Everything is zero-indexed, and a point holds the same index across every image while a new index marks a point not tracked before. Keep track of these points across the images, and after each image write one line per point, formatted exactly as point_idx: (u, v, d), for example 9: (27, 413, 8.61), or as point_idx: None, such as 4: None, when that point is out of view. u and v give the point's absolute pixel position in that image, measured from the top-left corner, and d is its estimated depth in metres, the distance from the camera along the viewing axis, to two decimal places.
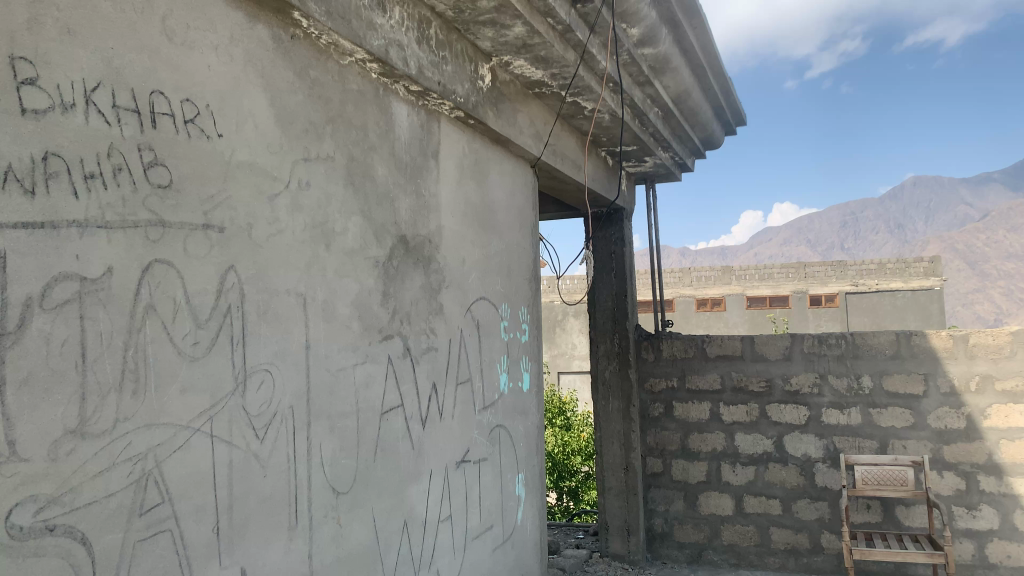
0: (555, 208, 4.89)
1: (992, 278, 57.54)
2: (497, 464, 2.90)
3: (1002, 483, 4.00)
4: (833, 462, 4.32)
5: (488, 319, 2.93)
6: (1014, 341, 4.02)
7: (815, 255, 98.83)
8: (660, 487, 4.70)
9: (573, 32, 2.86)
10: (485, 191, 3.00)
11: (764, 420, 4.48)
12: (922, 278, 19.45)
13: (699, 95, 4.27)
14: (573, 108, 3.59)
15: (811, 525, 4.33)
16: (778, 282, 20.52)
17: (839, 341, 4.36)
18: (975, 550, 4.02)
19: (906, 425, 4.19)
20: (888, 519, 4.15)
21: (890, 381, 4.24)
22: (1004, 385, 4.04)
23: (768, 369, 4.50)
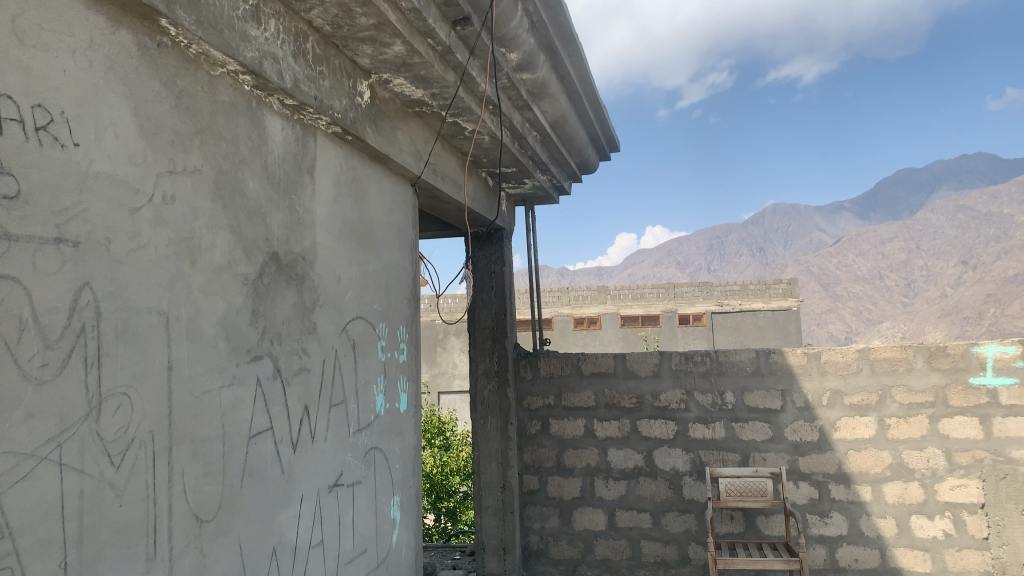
0: (435, 227, 4.88)
1: (843, 300, 61.78)
2: (372, 486, 2.85)
3: (849, 491, 4.29)
4: (699, 475, 4.49)
5: (365, 338, 2.89)
6: (860, 357, 4.35)
7: (685, 276, 103.23)
8: (536, 505, 4.75)
9: (453, 53, 2.88)
10: (363, 208, 2.96)
11: (635, 435, 4.61)
12: (780, 299, 20.63)
13: (575, 120, 4.40)
14: (453, 128, 3.61)
15: (679, 537, 4.49)
16: (649, 302, 21.35)
17: (704, 358, 4.56)
18: (827, 555, 4.28)
19: (765, 438, 4.43)
20: (750, 528, 4.35)
21: (750, 397, 4.48)
22: (851, 399, 4.34)
23: (639, 386, 4.65)
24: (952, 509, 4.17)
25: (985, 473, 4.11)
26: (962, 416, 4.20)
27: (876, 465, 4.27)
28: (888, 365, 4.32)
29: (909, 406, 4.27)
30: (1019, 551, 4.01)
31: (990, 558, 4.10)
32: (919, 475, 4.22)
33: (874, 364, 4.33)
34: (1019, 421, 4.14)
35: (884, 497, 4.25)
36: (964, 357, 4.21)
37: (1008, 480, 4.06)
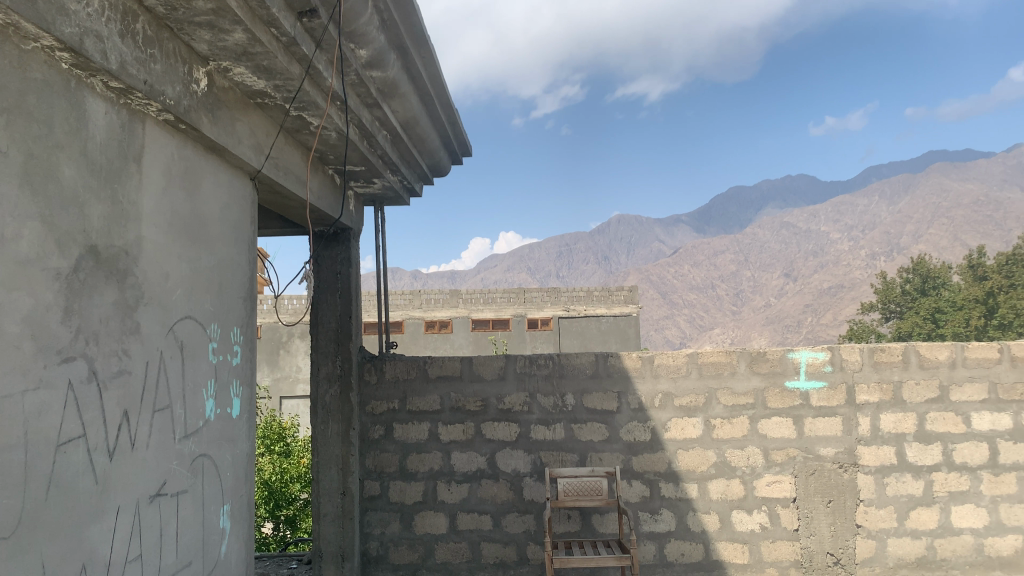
0: (278, 224, 4.71)
1: (680, 307, 65.21)
2: (199, 495, 2.70)
3: (678, 488, 4.52)
4: (538, 476, 4.59)
5: (194, 339, 2.73)
6: (690, 361, 4.59)
7: (535, 282, 105.50)
8: (376, 510, 4.66)
9: (298, 45, 2.79)
10: (196, 202, 2.80)
11: (479, 438, 4.64)
12: (622, 305, 21.56)
13: (427, 122, 4.38)
14: (297, 122, 3.49)
15: (519, 538, 4.56)
16: (500, 306, 21.63)
17: (547, 361, 4.66)
18: (656, 551, 4.48)
19: (601, 438, 4.58)
20: (585, 527, 4.48)
21: (589, 399, 4.62)
22: (681, 401, 4.58)
23: (484, 389, 4.68)
24: (768, 503, 4.50)
25: (797, 469, 4.50)
26: (779, 416, 4.54)
27: (702, 463, 4.52)
28: (714, 369, 4.58)
29: (733, 407, 4.55)
30: (823, 541, 4.46)
31: (799, 548, 4.47)
32: (740, 473, 4.51)
33: (702, 367, 4.58)
34: (826, 421, 4.53)
35: (709, 494, 4.51)
36: (781, 362, 4.55)
37: (816, 475, 4.49)
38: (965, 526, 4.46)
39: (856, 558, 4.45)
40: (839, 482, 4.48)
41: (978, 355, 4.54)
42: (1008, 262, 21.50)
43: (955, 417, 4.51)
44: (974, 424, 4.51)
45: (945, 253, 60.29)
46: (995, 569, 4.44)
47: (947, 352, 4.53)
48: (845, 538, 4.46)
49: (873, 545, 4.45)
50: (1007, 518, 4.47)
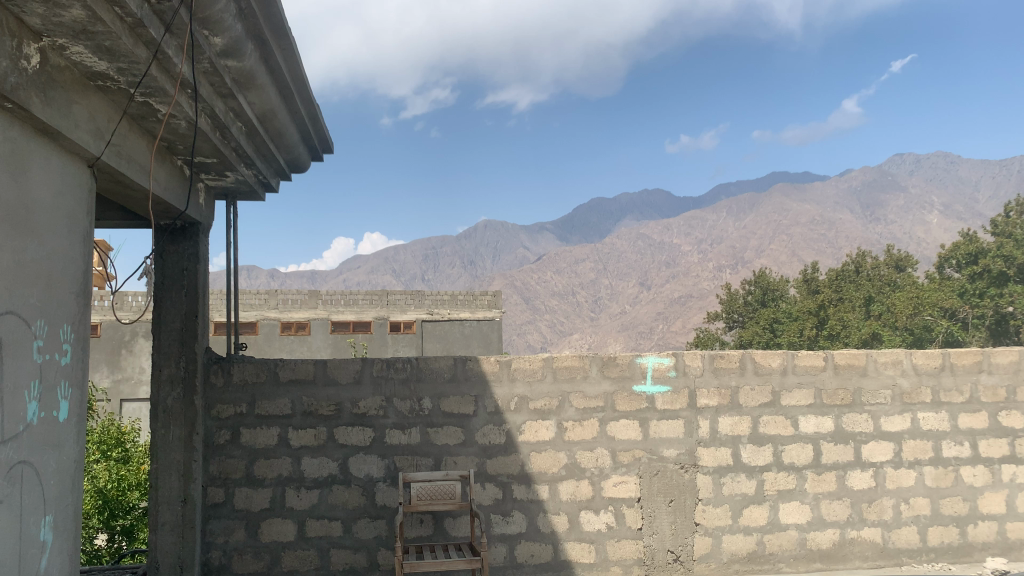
0: (118, 215, 4.42)
1: (541, 313, 66.55)
2: (16, 507, 2.48)
3: (529, 491, 4.60)
4: (391, 481, 4.54)
5: (15, 337, 2.51)
6: (545, 365, 4.68)
7: (398, 284, 104.68)
8: (220, 518, 4.46)
9: (145, 27, 2.64)
10: (22, 188, 2.58)
11: (331, 444, 4.54)
12: (485, 309, 21.90)
13: (285, 116, 4.24)
14: (143, 108, 3.30)
15: (369, 543, 4.49)
16: (361, 308, 21.27)
17: (405, 365, 4.62)
18: (507, 553, 4.53)
19: (457, 442, 4.59)
20: (437, 531, 4.48)
21: (446, 402, 4.61)
22: (536, 404, 4.67)
23: (339, 393, 4.58)
24: (615, 504, 4.66)
25: (642, 470, 4.69)
26: (627, 419, 4.71)
27: (553, 465, 4.63)
28: (567, 373, 4.70)
29: (584, 410, 4.69)
30: (664, 539, 4.66)
31: (642, 546, 4.65)
32: (589, 474, 4.65)
33: (557, 371, 4.70)
34: (670, 423, 4.75)
35: (559, 495, 4.62)
36: (630, 366, 4.74)
37: (660, 475, 4.69)
38: (791, 522, 4.79)
39: (694, 555, 4.68)
40: (681, 482, 4.71)
41: (806, 363, 4.91)
42: (839, 277, 23.36)
43: (785, 420, 4.84)
44: (801, 427, 4.86)
45: (784, 268, 64.87)
46: (817, 561, 4.79)
47: (779, 360, 4.88)
48: (684, 535, 4.69)
49: (710, 542, 4.70)
50: (827, 513, 4.84)
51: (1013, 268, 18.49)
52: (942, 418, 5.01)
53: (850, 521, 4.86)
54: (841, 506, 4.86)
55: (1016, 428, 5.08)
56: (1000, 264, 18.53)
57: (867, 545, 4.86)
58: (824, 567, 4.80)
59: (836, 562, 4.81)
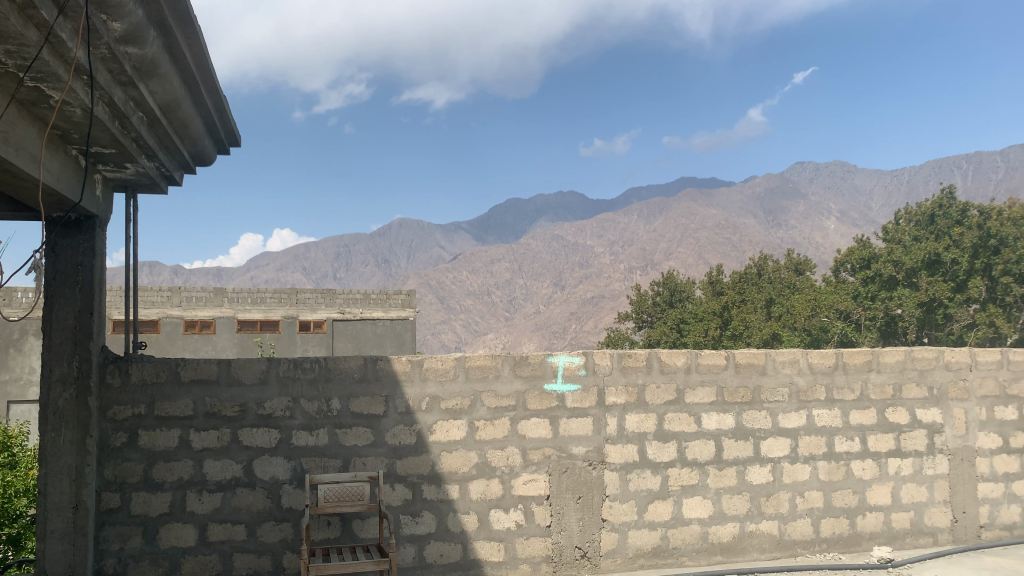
0: (6, 206, 4.17)
1: (455, 313, 66.51)
2: None
3: (439, 490, 4.59)
4: (298, 483, 4.44)
5: None
6: (457, 365, 4.67)
7: (309, 282, 102.62)
8: (115, 524, 4.27)
9: (35, 8, 2.52)
10: None
11: (235, 445, 4.41)
12: (399, 309, 21.70)
13: (190, 108, 4.10)
14: (34, 94, 3.13)
15: (274, 547, 4.39)
16: (269, 307, 20.73)
17: (313, 365, 4.53)
18: (415, 553, 4.50)
19: (366, 443, 4.53)
20: (345, 533, 4.41)
21: (355, 403, 4.55)
22: (447, 404, 4.66)
23: (243, 394, 4.45)
24: (524, 501, 4.69)
25: (552, 468, 4.74)
26: (537, 418, 4.76)
27: (464, 464, 4.63)
28: (479, 372, 4.71)
29: (496, 409, 4.71)
30: (572, 535, 4.73)
31: (550, 543, 4.70)
32: (499, 472, 4.67)
33: (469, 371, 4.69)
34: (579, 421, 4.82)
35: (469, 494, 4.62)
36: (541, 365, 4.79)
37: (568, 472, 4.76)
38: (693, 516, 4.94)
39: (601, 550, 4.77)
40: (589, 479, 4.78)
41: (709, 362, 5.07)
42: (743, 280, 24.25)
43: (688, 417, 4.99)
44: (704, 424, 5.02)
45: (692, 271, 66.84)
46: (717, 554, 4.96)
47: (683, 359, 5.02)
48: (592, 531, 4.76)
49: (616, 538, 4.80)
50: (728, 508, 5.01)
51: (902, 272, 19.04)
52: (835, 415, 5.26)
53: (749, 515, 5.05)
54: (741, 500, 5.04)
55: (902, 423, 5.38)
56: (890, 269, 19.11)
57: (764, 537, 5.06)
58: (724, 559, 4.96)
59: (736, 555, 4.98)
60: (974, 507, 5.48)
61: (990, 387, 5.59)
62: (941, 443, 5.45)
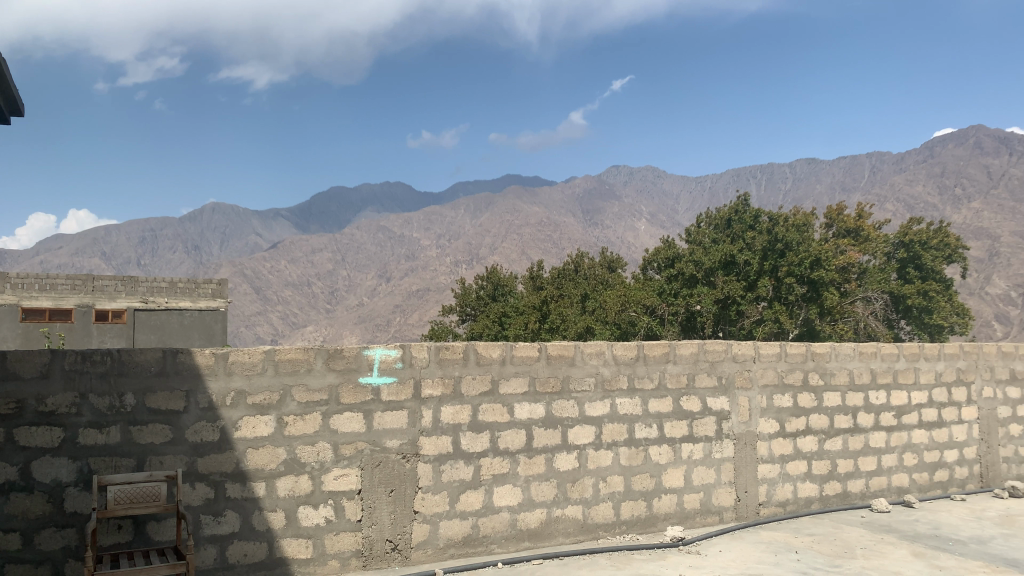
0: None
1: (272, 304, 64.12)
2: None
3: (244, 488, 4.40)
4: (85, 485, 4.10)
5: None
6: (266, 358, 4.49)
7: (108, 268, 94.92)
8: None
9: None
10: None
11: (10, 446, 4.00)
12: (208, 299, 20.45)
13: None
14: None
15: (54, 556, 4.02)
16: (59, 294, 18.92)
17: (104, 357, 4.18)
18: (216, 555, 4.30)
19: (164, 440, 4.26)
20: (137, 536, 4.13)
21: (152, 398, 4.26)
22: (254, 398, 4.47)
23: (21, 389, 4.03)
24: (334, 497, 4.61)
25: (364, 461, 4.68)
26: (350, 412, 4.68)
27: (271, 461, 4.47)
28: (290, 366, 4.56)
29: (307, 403, 4.58)
30: (383, 529, 4.69)
31: (360, 538, 4.64)
32: (309, 468, 4.56)
33: (279, 364, 4.53)
34: (393, 415, 4.79)
35: (276, 491, 4.47)
36: (356, 358, 4.72)
37: (381, 466, 4.72)
38: (503, 504, 5.06)
39: (411, 543, 4.78)
40: (401, 472, 4.77)
41: (522, 353, 5.21)
42: (560, 276, 25.27)
43: (501, 408, 5.11)
44: (516, 413, 5.15)
45: (514, 266, 68.75)
46: (525, 540, 5.12)
47: (498, 351, 5.12)
48: (403, 524, 4.76)
49: (427, 529, 4.82)
50: (536, 494, 5.18)
51: (701, 271, 20.44)
52: (636, 403, 5.58)
53: (556, 501, 5.25)
54: (548, 487, 5.23)
55: (695, 411, 5.81)
56: (691, 268, 20.38)
57: (569, 522, 5.28)
58: (531, 545, 5.13)
59: (542, 540, 5.17)
60: (754, 486, 6.02)
61: (770, 377, 6.15)
62: (728, 429, 5.94)
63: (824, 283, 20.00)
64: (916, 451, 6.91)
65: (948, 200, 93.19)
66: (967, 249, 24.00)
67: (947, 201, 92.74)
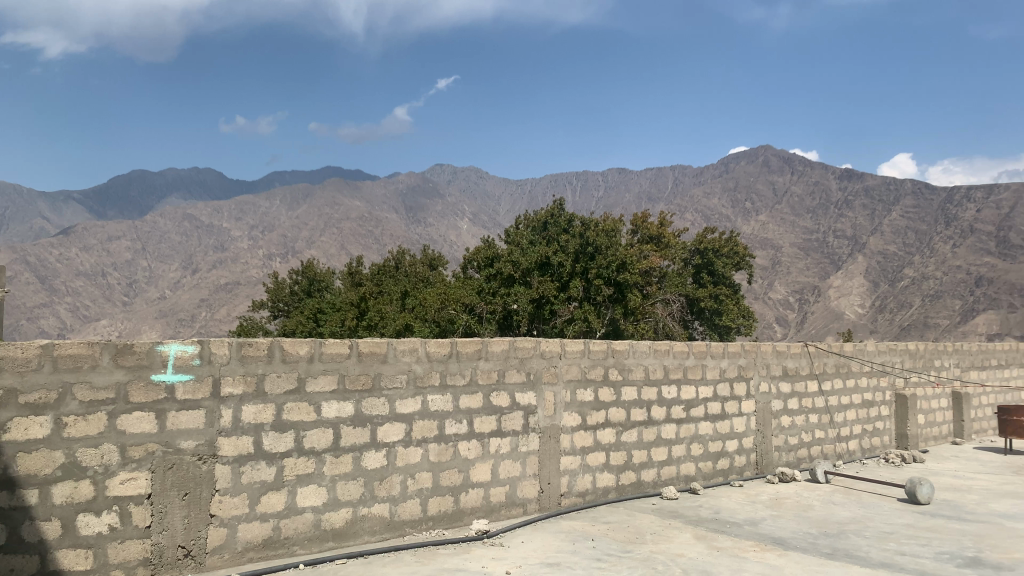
0: None
1: (59, 295, 58.44)
2: None
3: (13, 497, 4.00)
4: None
5: None
6: (42, 354, 4.10)
7: None
8: None
9: None
10: None
11: None
12: None
13: None
14: None
15: None
16: None
17: None
18: None
19: None
20: None
21: None
22: (27, 398, 4.06)
23: None
24: (120, 503, 4.28)
25: (155, 464, 4.39)
26: (140, 412, 4.37)
27: (46, 466, 4.09)
28: (70, 362, 4.19)
29: (89, 403, 4.23)
30: (175, 534, 4.42)
31: (149, 545, 4.35)
32: (90, 473, 4.21)
33: (57, 360, 4.15)
34: (189, 414, 4.53)
35: (51, 499, 4.09)
36: (148, 355, 4.41)
37: (174, 468, 4.45)
38: (307, 505, 4.94)
39: (206, 547, 4.53)
40: (197, 474, 4.52)
41: (331, 350, 5.10)
42: (379, 273, 25.04)
43: (308, 406, 4.98)
44: (323, 412, 5.05)
45: (332, 261, 67.24)
46: (329, 540, 5.02)
47: (306, 348, 4.99)
48: (197, 529, 4.51)
49: (224, 533, 4.60)
50: (342, 494, 5.10)
51: (518, 271, 20.85)
52: (447, 400, 5.64)
53: (362, 499, 5.19)
54: (355, 486, 5.16)
55: (503, 406, 5.96)
56: (509, 267, 20.80)
57: (376, 520, 5.24)
58: (336, 544, 5.04)
59: (346, 539, 5.09)
60: (556, 478, 6.27)
61: (574, 373, 6.44)
62: (534, 423, 6.14)
63: (629, 284, 21.19)
64: (702, 442, 7.49)
65: (738, 213, 101.91)
66: (753, 258, 26.26)
67: (738, 214, 101.28)
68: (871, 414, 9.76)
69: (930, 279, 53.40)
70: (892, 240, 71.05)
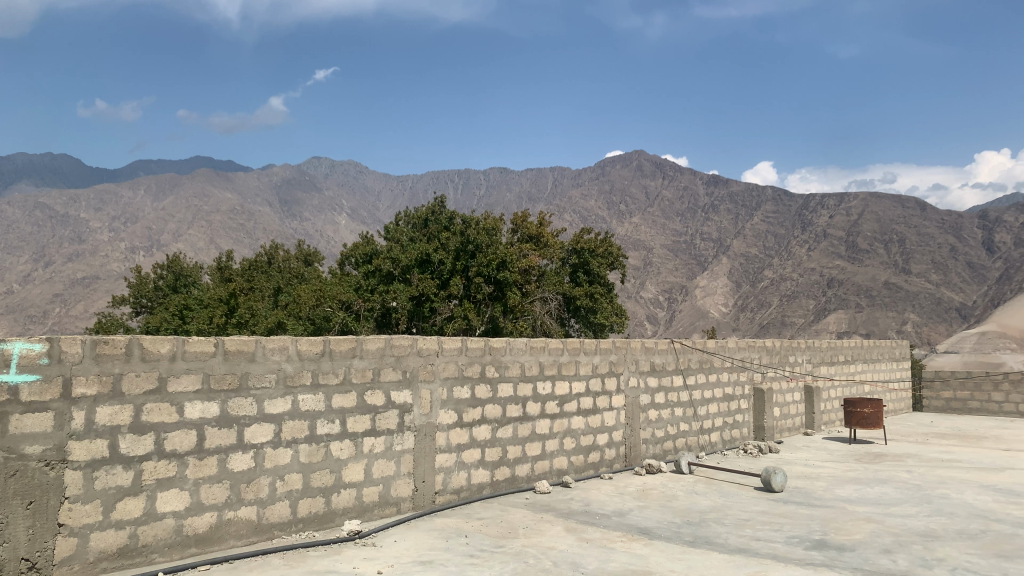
0: None
1: None
2: None
3: None
4: None
5: None
6: None
7: None
8: None
9: None
10: None
11: None
12: None
13: None
14: None
15: None
16: None
17: None
18: None
19: None
20: None
21: None
22: None
23: None
24: None
25: None
26: None
27: None
28: None
29: None
30: (17, 546, 4.11)
31: None
32: None
33: None
34: (36, 417, 4.22)
35: None
36: None
37: (17, 476, 4.14)
38: (167, 510, 4.71)
39: (53, 559, 4.24)
40: (43, 481, 4.22)
41: (195, 349, 4.89)
42: (251, 268, 24.14)
43: (169, 407, 4.75)
44: (186, 413, 4.83)
45: (200, 254, 64.29)
46: (191, 546, 4.80)
47: (168, 346, 4.76)
48: (43, 539, 4.21)
49: (74, 543, 4.32)
50: (206, 497, 4.89)
51: (398, 268, 20.86)
52: (319, 399, 5.52)
53: (227, 503, 4.99)
54: (219, 489, 4.96)
55: (378, 405, 5.89)
56: (388, 265, 20.91)
57: (242, 524, 5.06)
58: (199, 551, 4.83)
59: (210, 545, 4.89)
60: (431, 476, 6.25)
61: (451, 370, 6.44)
62: (408, 421, 6.10)
63: (508, 282, 21.28)
64: (574, 437, 7.67)
65: (614, 215, 104.83)
66: (626, 258, 27.06)
67: (614, 216, 104.18)
68: (732, 408, 10.29)
69: (787, 280, 56.88)
70: (754, 242, 75.18)
